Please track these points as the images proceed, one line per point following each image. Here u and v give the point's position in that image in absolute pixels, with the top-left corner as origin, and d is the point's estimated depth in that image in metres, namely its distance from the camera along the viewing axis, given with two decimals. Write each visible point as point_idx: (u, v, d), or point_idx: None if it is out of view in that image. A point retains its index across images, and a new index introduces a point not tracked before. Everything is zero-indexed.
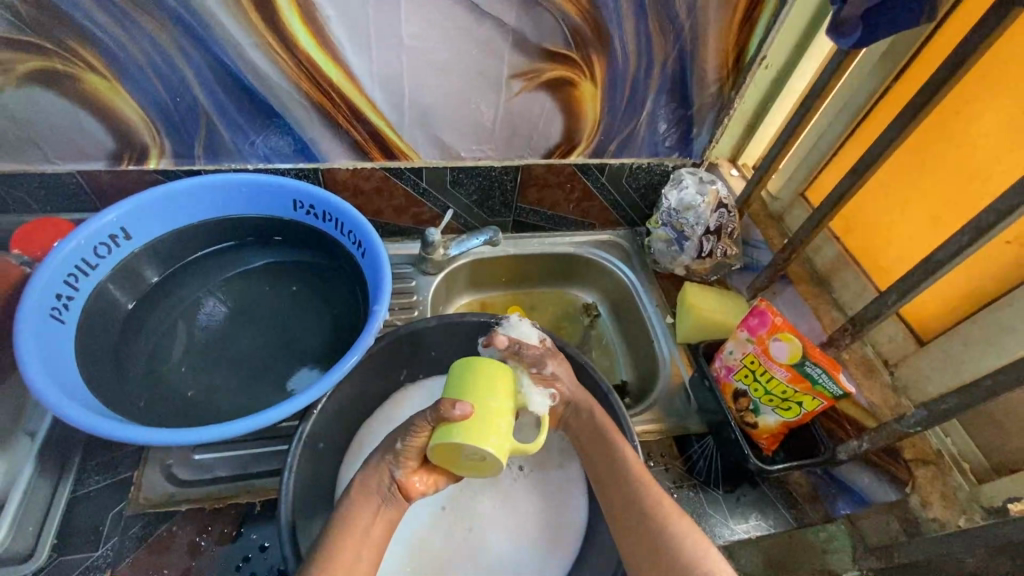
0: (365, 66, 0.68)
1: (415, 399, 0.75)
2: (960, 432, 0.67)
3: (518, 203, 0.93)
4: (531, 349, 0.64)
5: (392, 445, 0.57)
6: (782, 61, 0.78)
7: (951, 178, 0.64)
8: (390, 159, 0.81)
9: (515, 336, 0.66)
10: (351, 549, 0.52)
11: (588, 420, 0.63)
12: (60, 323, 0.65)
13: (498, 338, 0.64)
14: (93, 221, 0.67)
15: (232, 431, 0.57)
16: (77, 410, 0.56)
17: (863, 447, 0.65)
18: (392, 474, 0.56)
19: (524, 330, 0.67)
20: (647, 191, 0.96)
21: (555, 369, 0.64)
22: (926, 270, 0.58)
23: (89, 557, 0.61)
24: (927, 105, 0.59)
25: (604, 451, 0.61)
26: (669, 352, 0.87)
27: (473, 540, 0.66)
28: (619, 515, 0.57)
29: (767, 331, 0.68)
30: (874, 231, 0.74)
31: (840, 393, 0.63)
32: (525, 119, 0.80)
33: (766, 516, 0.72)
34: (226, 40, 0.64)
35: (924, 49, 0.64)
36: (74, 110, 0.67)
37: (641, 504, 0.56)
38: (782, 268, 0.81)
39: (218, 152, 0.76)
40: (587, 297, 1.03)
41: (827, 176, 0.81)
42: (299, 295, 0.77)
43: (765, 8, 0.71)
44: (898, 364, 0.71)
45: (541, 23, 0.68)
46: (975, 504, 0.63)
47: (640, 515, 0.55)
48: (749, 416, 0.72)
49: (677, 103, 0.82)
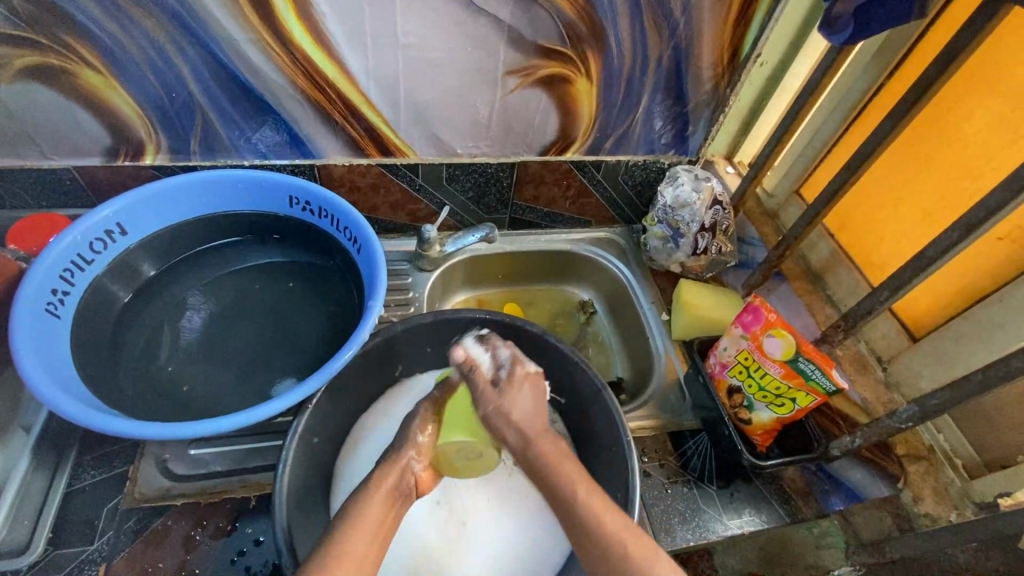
0: (360, 62, 0.69)
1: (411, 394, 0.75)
2: (952, 427, 0.68)
3: (514, 200, 0.93)
4: (474, 381, 0.61)
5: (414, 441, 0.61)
6: (778, 57, 0.78)
7: (943, 175, 0.64)
8: (386, 155, 0.82)
9: (469, 359, 0.62)
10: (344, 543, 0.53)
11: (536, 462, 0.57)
12: (56, 318, 0.65)
13: (454, 352, 0.63)
14: (89, 216, 0.68)
15: (226, 425, 0.57)
16: (71, 405, 0.56)
17: (856, 442, 0.65)
18: (413, 471, 0.60)
19: (477, 352, 0.63)
20: (643, 188, 0.96)
21: (493, 411, 0.59)
22: (916, 267, 0.58)
23: (84, 551, 0.62)
24: (920, 101, 0.59)
25: (557, 494, 0.55)
26: (664, 349, 0.87)
27: (467, 534, 0.67)
28: (586, 558, 0.52)
29: (761, 328, 0.68)
30: (867, 227, 0.75)
31: (833, 389, 0.63)
32: (520, 116, 0.80)
33: (760, 511, 0.72)
34: (220, 36, 0.64)
35: (918, 45, 0.64)
36: (69, 105, 0.68)
37: (605, 548, 0.51)
38: (776, 265, 0.81)
39: (214, 148, 0.76)
40: (583, 294, 1.03)
41: (822, 173, 0.81)
42: (295, 291, 0.78)
43: (760, 5, 0.71)
44: (891, 360, 0.72)
45: (536, 19, 0.68)
46: (967, 499, 0.64)
47: (607, 557, 0.50)
48: (743, 412, 0.73)
49: (672, 99, 0.82)
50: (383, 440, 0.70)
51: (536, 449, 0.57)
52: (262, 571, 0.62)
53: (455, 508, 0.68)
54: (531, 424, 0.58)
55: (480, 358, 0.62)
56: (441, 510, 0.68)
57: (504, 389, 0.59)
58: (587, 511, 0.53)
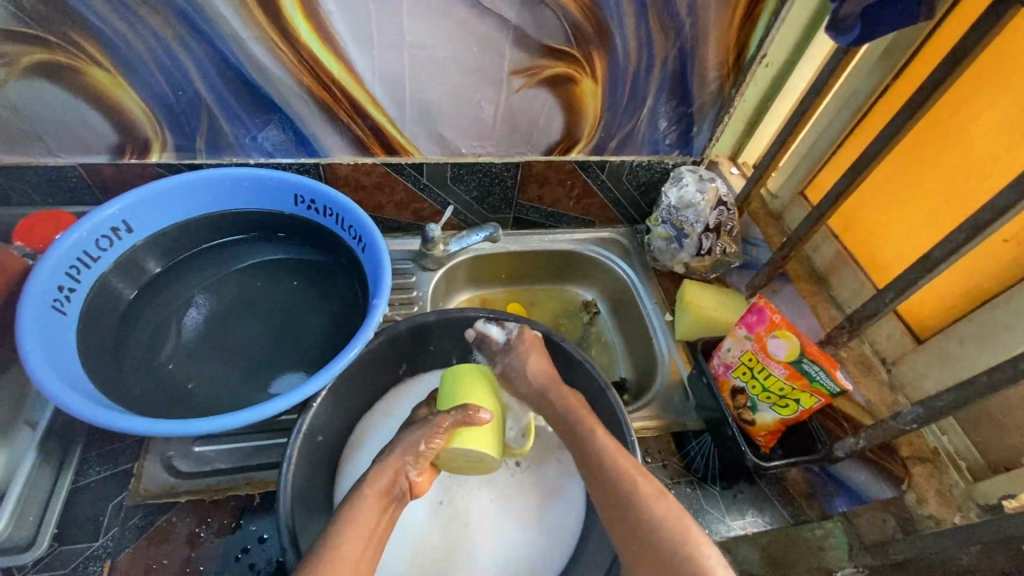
0: (366, 62, 0.69)
1: (416, 393, 0.76)
2: (957, 431, 0.68)
3: (518, 199, 0.93)
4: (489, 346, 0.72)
5: (413, 447, 0.60)
6: (783, 59, 0.78)
7: (948, 177, 0.64)
8: (391, 154, 0.82)
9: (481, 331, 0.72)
10: (349, 540, 0.53)
11: (561, 407, 0.66)
12: (63, 314, 0.65)
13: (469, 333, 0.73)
14: (97, 212, 0.68)
15: (230, 423, 0.57)
16: (76, 401, 0.56)
17: (860, 444, 0.65)
18: (407, 476, 0.59)
19: (487, 327, 0.72)
20: (647, 189, 0.96)
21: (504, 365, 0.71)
22: (921, 269, 0.58)
23: (89, 547, 0.62)
24: (926, 103, 0.59)
25: (578, 438, 0.63)
26: (668, 349, 0.87)
27: (471, 532, 0.67)
28: (597, 491, 0.59)
29: (765, 328, 0.68)
30: (873, 229, 0.74)
31: (837, 391, 0.63)
32: (525, 115, 0.80)
33: (763, 512, 0.72)
34: (227, 34, 0.64)
35: (925, 47, 0.64)
36: (77, 103, 0.68)
37: (617, 482, 0.57)
38: (781, 266, 0.81)
39: (220, 147, 0.76)
40: (586, 294, 1.03)
41: (827, 174, 0.81)
42: (301, 289, 0.78)
43: (766, 5, 0.71)
44: (895, 362, 0.71)
45: (542, 19, 0.68)
46: (971, 502, 0.64)
47: (619, 490, 0.57)
48: (747, 413, 0.73)
49: (678, 100, 0.82)
50: (383, 440, 0.71)
51: (553, 390, 0.68)
52: (266, 567, 0.62)
53: (458, 506, 0.68)
54: (543, 376, 0.69)
55: (493, 334, 0.72)
56: (445, 508, 0.68)
57: (515, 347, 0.70)
58: (607, 452, 0.60)
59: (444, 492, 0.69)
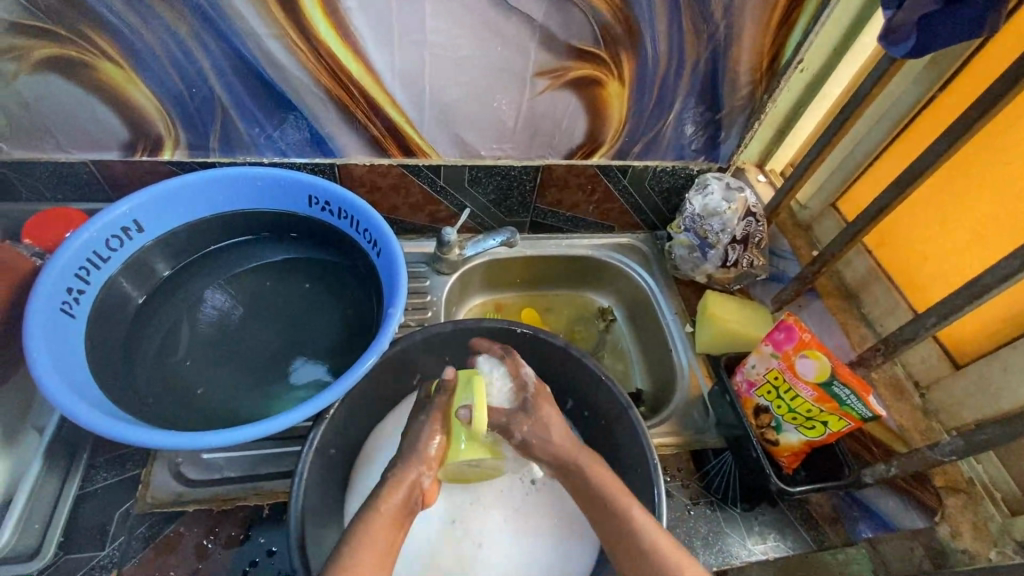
0: (386, 61, 0.66)
1: None
2: (994, 462, 0.66)
3: (537, 203, 0.91)
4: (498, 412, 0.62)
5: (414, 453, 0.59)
6: (819, 64, 0.75)
7: (999, 196, 0.61)
8: (407, 156, 0.79)
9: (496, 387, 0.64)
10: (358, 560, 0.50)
11: (585, 483, 0.58)
12: (70, 318, 0.64)
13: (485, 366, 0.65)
14: (106, 213, 0.66)
15: (241, 436, 0.56)
16: (83, 409, 0.55)
17: (892, 471, 0.63)
18: (421, 485, 0.58)
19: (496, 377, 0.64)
20: (670, 195, 0.93)
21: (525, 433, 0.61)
22: (969, 294, 0.56)
23: (96, 556, 0.61)
24: (981, 118, 0.56)
25: (611, 518, 0.56)
26: (688, 362, 0.85)
27: (484, 551, 0.65)
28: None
29: (794, 347, 0.65)
30: (909, 245, 0.71)
31: (869, 416, 0.60)
32: (548, 118, 0.77)
33: (785, 537, 0.70)
34: (243, 31, 0.61)
35: (977, 58, 0.61)
36: (88, 99, 0.66)
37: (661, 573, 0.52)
38: (810, 282, 0.78)
39: (233, 145, 0.74)
40: (603, 302, 1.00)
41: (862, 186, 0.79)
42: (312, 293, 0.76)
43: (807, 8, 0.68)
44: (929, 387, 0.69)
45: (571, 19, 0.65)
46: (1007, 537, 0.62)
47: None
48: (771, 432, 0.70)
49: (706, 106, 0.79)
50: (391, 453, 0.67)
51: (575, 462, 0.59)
52: None
53: (469, 524, 0.66)
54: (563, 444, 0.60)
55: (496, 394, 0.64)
56: (457, 529, 0.66)
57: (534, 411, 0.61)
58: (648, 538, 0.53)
59: (453, 501, 0.68)
